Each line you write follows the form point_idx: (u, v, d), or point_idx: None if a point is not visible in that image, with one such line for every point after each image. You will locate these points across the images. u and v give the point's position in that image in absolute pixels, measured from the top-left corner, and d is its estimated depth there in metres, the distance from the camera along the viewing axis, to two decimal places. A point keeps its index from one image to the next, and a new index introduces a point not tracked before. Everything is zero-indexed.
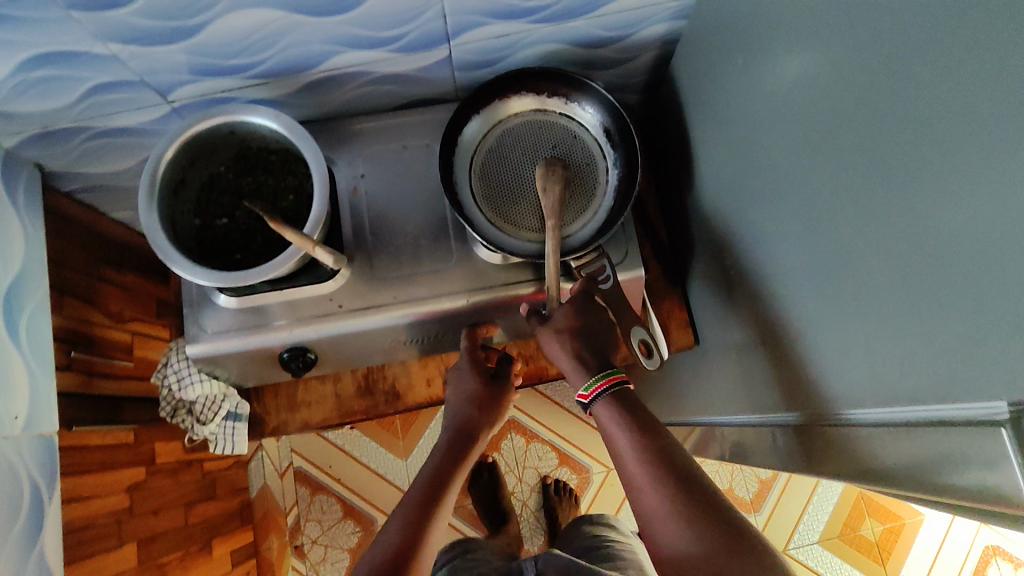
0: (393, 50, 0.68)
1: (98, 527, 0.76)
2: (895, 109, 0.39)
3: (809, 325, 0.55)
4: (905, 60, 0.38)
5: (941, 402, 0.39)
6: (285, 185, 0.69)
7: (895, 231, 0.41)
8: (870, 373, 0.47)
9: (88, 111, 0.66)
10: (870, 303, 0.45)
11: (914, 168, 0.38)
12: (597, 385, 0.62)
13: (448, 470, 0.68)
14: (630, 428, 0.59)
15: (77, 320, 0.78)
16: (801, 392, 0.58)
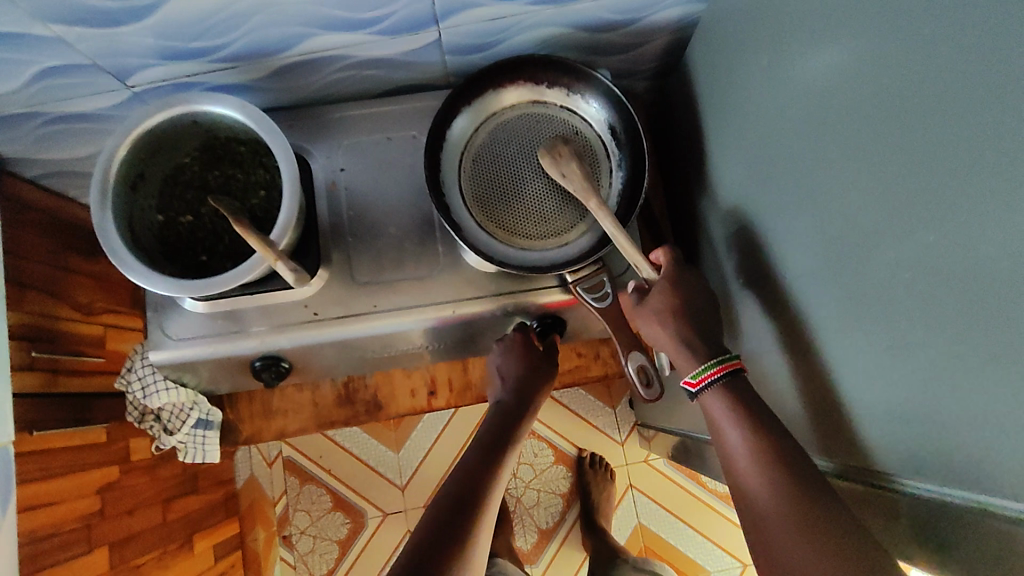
0: (374, 33, 0.61)
1: (65, 534, 0.72)
2: (967, 136, 0.33)
3: (830, 364, 0.49)
4: (983, 77, 0.32)
5: (996, 494, 0.34)
6: (256, 180, 0.64)
7: (950, 278, 0.35)
8: (907, 433, 0.41)
9: (39, 96, 0.59)
10: (911, 353, 0.39)
11: (984, 209, 0.32)
12: (707, 374, 0.55)
13: (495, 453, 0.61)
14: (743, 419, 0.52)
15: (40, 315, 0.74)
16: (818, 430, 0.53)
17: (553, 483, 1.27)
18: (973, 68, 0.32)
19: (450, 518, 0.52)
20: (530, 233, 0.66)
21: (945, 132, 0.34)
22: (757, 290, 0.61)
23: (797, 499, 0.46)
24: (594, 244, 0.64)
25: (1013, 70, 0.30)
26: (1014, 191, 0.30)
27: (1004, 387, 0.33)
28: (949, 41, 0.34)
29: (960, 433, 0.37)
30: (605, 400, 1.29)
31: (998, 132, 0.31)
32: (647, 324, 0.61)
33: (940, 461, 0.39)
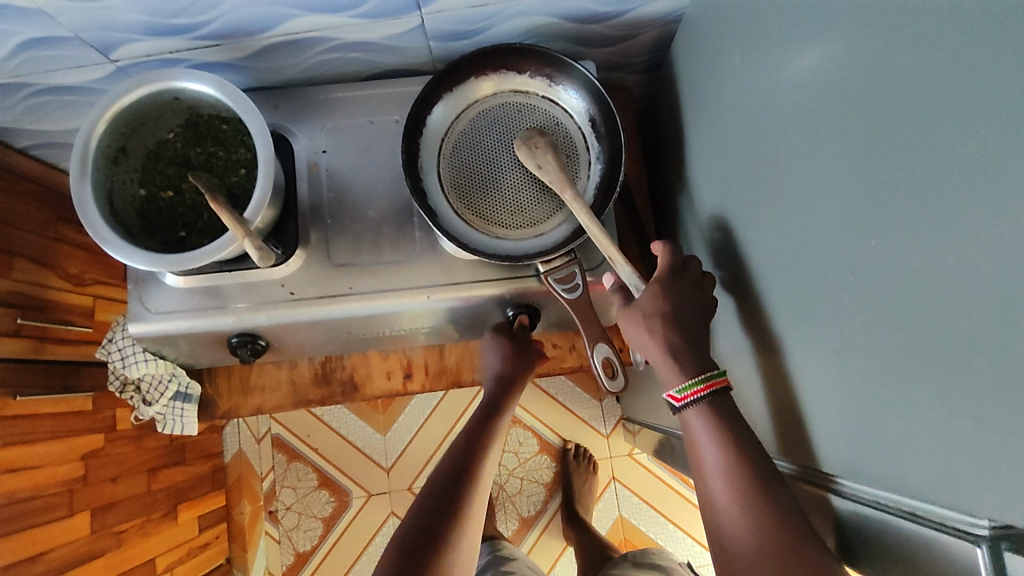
0: (357, 15, 0.61)
1: (45, 498, 0.74)
2: (923, 139, 0.33)
3: (793, 363, 0.49)
4: (939, 77, 0.32)
5: (915, 498, 0.37)
6: (236, 158, 0.65)
7: (903, 279, 0.35)
8: (864, 434, 0.41)
9: (25, 66, 0.60)
10: (865, 353, 0.40)
11: (936, 210, 0.32)
12: (695, 388, 0.54)
13: (476, 449, 0.61)
14: (723, 439, 0.51)
15: (29, 283, 0.75)
16: (784, 428, 0.53)
17: (537, 472, 1.29)
18: (929, 67, 0.32)
19: (426, 528, 0.53)
20: (506, 222, 0.66)
21: (902, 132, 0.34)
22: (732, 287, 0.61)
23: (769, 526, 0.47)
24: (569, 235, 0.64)
25: (965, 70, 0.30)
26: (964, 191, 0.31)
27: (947, 388, 0.33)
28: (908, 40, 0.34)
29: (907, 434, 0.37)
30: (592, 393, 1.31)
31: (950, 133, 0.31)
32: (634, 329, 0.59)
33: (891, 464, 0.39)
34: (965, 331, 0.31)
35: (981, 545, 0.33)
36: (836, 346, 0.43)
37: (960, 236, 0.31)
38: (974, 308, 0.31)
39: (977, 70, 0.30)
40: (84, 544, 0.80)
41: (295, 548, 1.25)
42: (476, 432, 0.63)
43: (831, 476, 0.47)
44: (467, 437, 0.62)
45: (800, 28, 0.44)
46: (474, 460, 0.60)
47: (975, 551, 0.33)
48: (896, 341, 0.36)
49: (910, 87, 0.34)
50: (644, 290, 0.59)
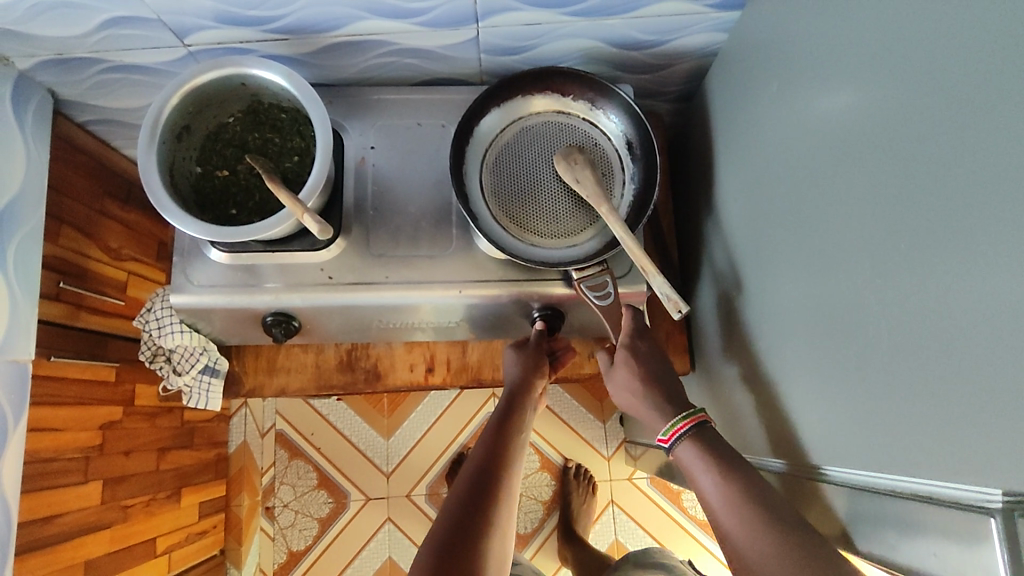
0: (420, 23, 0.66)
1: (64, 461, 0.75)
2: (960, 157, 0.37)
3: (824, 371, 0.52)
4: (984, 98, 0.35)
5: (931, 478, 0.41)
6: (291, 147, 0.68)
7: (941, 284, 0.39)
8: (893, 433, 0.44)
9: (104, 43, 0.65)
10: (898, 353, 0.43)
11: (976, 218, 0.36)
12: (678, 426, 0.59)
13: (501, 454, 0.62)
14: (713, 463, 0.55)
15: (72, 250, 0.78)
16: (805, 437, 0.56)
17: (536, 489, 1.29)
18: (970, 93, 0.36)
19: (457, 532, 0.54)
20: (541, 230, 0.70)
21: (945, 150, 0.38)
22: (759, 303, 0.64)
23: (764, 522, 0.49)
24: (601, 247, 0.67)
25: (1005, 92, 0.34)
26: (1004, 200, 0.34)
27: (983, 380, 0.36)
28: (953, 68, 0.38)
29: (941, 429, 0.39)
30: (596, 413, 1.32)
31: (992, 149, 0.35)
32: (622, 389, 0.66)
33: (916, 460, 0.42)
34: (1004, 327, 0.34)
35: (994, 516, 0.36)
36: (871, 348, 0.46)
37: (1000, 241, 0.34)
38: (1011, 305, 0.34)
39: (1019, 93, 0.33)
40: (94, 513, 0.81)
41: (289, 546, 1.25)
42: (498, 435, 0.64)
43: (847, 469, 0.50)
44: (490, 439, 0.64)
45: (840, 60, 0.49)
46: (499, 466, 0.61)
47: (987, 522, 0.37)
48: (933, 340, 0.39)
49: (951, 111, 0.38)
50: (616, 357, 0.66)
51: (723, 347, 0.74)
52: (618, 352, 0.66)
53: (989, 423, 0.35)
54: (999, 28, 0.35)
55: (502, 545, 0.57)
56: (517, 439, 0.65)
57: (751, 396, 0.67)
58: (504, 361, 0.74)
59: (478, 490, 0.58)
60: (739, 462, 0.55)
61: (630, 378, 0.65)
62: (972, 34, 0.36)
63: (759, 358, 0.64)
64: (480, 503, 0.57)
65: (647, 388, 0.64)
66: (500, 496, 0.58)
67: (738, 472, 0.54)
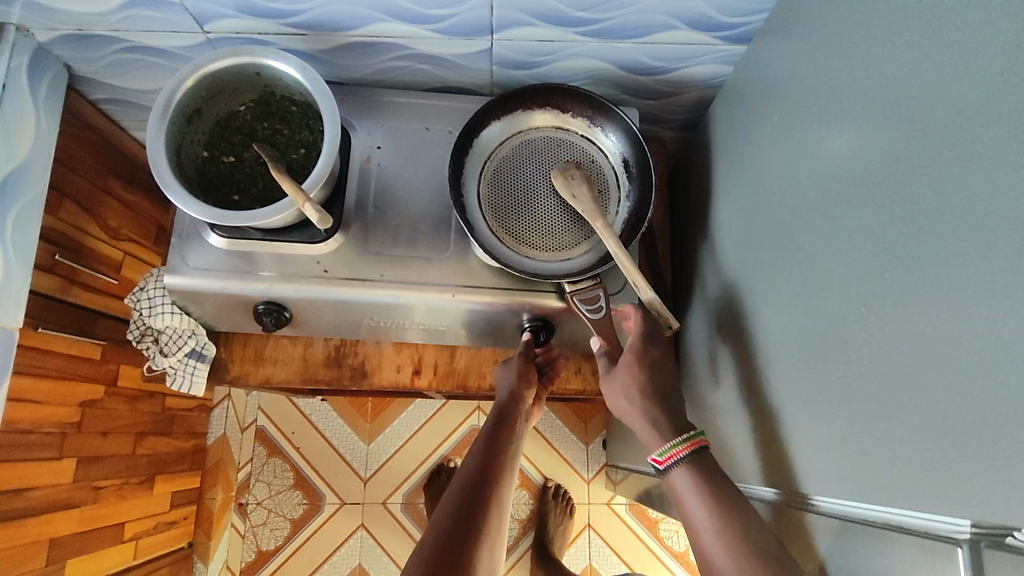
0: (437, 31, 0.68)
1: (40, 435, 0.74)
2: (943, 194, 0.38)
3: (805, 398, 0.53)
4: (969, 136, 0.37)
5: (901, 507, 0.42)
6: (299, 139, 0.70)
7: (922, 315, 0.40)
8: (869, 463, 0.44)
9: (125, 23, 0.66)
10: (883, 379, 0.43)
11: (960, 245, 0.37)
12: (676, 450, 0.57)
13: (492, 466, 0.63)
14: (706, 499, 0.53)
15: (72, 225, 0.79)
16: (784, 461, 0.56)
17: (514, 507, 1.28)
18: (959, 126, 0.38)
19: (450, 540, 0.54)
20: (536, 242, 0.70)
21: (930, 185, 0.40)
22: (747, 328, 0.65)
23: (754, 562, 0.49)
24: (595, 262, 0.68)
25: (993, 126, 0.35)
26: (988, 228, 0.35)
27: (960, 405, 0.36)
28: (943, 103, 0.39)
29: (913, 456, 0.40)
30: (580, 435, 1.32)
31: (977, 180, 0.36)
32: (615, 395, 0.64)
33: (889, 490, 0.42)
34: (976, 358, 0.35)
35: (962, 547, 0.37)
36: (856, 376, 0.46)
37: (981, 269, 0.35)
38: (987, 332, 0.35)
39: (1003, 131, 0.35)
40: (64, 491, 0.79)
41: (258, 545, 1.23)
42: (489, 447, 0.65)
43: (821, 497, 0.51)
44: (483, 450, 0.64)
45: (840, 93, 0.50)
46: (489, 476, 0.61)
47: (955, 552, 0.37)
48: (913, 367, 0.40)
49: (940, 144, 0.39)
50: (622, 360, 0.64)
51: (710, 372, 0.74)
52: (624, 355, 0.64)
53: (963, 446, 0.36)
54: (987, 68, 0.36)
55: (492, 556, 0.56)
56: (506, 456, 0.66)
57: (734, 421, 0.67)
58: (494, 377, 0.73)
59: (470, 503, 0.58)
60: (733, 495, 0.54)
61: (625, 383, 0.63)
62: (963, 76, 0.38)
63: (743, 384, 0.65)
64: (471, 516, 0.56)
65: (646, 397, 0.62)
66: (491, 508, 0.59)
67: (724, 489, 0.54)
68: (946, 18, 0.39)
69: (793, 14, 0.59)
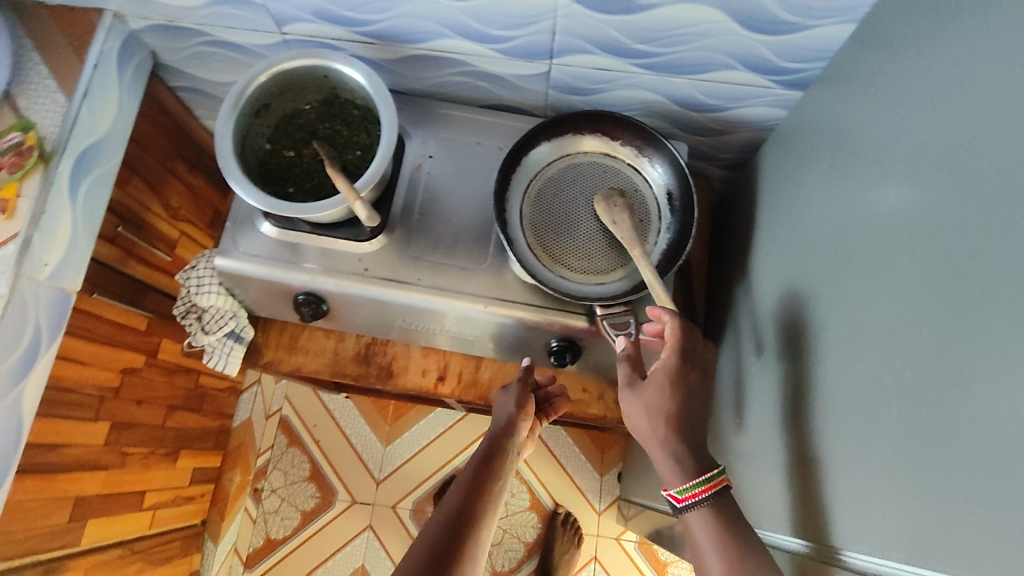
0: (499, 50, 0.71)
1: (81, 395, 0.78)
2: (986, 251, 0.38)
3: (829, 447, 0.52)
4: (1018, 195, 0.37)
5: (918, 567, 0.40)
6: (355, 141, 0.73)
7: (956, 373, 0.39)
8: (891, 520, 0.43)
9: (210, 18, 0.71)
10: (910, 434, 0.42)
11: (1002, 303, 0.36)
12: (698, 491, 0.55)
13: (484, 483, 0.62)
14: (726, 549, 0.52)
15: (137, 201, 0.83)
16: (804, 510, 0.54)
17: (521, 529, 1.28)
18: (1009, 185, 0.38)
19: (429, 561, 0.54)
20: (571, 264, 0.71)
21: (975, 242, 0.39)
22: (776, 372, 0.64)
23: None
24: (628, 290, 0.68)
25: None
26: None
27: (989, 468, 0.35)
28: (994, 161, 0.39)
29: (937, 516, 0.39)
30: (595, 465, 1.31)
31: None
32: (640, 415, 0.60)
33: (909, 550, 0.41)
34: (1010, 420, 0.35)
35: None
36: (881, 428, 0.46)
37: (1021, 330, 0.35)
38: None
39: None
40: (96, 452, 0.82)
41: (268, 532, 1.25)
42: (484, 464, 0.65)
43: (837, 551, 0.49)
44: (477, 466, 0.64)
45: (889, 144, 0.50)
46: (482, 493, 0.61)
47: None
48: (941, 423, 0.40)
49: (988, 200, 0.39)
50: (654, 377, 0.60)
51: (735, 413, 0.73)
52: (657, 373, 0.60)
53: (987, 509, 0.35)
54: None
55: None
56: (500, 469, 0.65)
57: (754, 466, 0.65)
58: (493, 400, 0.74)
59: (456, 522, 0.58)
60: (755, 549, 0.52)
61: (652, 406, 0.59)
62: (1016, 136, 0.38)
63: (766, 427, 0.64)
64: (455, 534, 0.57)
65: (671, 423, 0.58)
66: (478, 527, 0.58)
67: (733, 524, 0.53)
68: (1004, 78, 0.39)
69: (851, 65, 0.59)
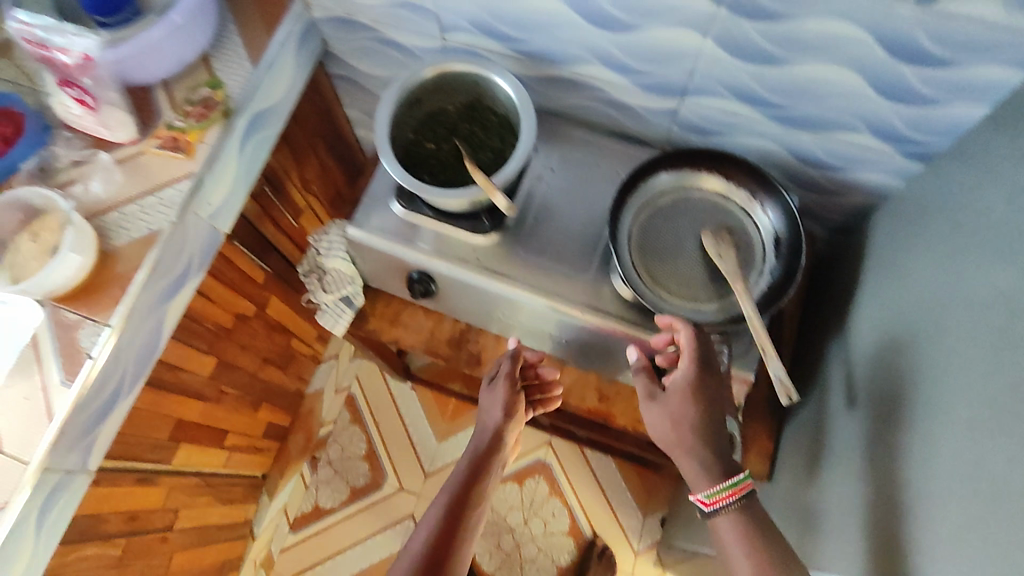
0: (636, 83, 0.76)
1: (204, 327, 0.86)
2: None
3: (923, 502, 0.53)
4: None
5: None
6: (490, 144, 0.79)
7: None
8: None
9: (384, 17, 0.80)
10: (1009, 496, 0.43)
11: None
12: (723, 496, 0.64)
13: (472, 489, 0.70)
14: (754, 550, 0.61)
15: (283, 167, 0.93)
16: (888, 561, 0.55)
17: (554, 551, 1.28)
18: None
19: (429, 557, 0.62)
20: (671, 288, 0.73)
21: None
22: (869, 427, 0.65)
23: None
24: (723, 321, 0.71)
25: None
26: None
27: None
28: None
29: None
30: (640, 504, 1.31)
31: None
32: (664, 420, 0.68)
33: None
34: None
35: None
36: (979, 486, 0.46)
37: None
38: None
39: None
40: (201, 383, 0.90)
41: (317, 501, 1.31)
42: (472, 468, 0.73)
43: None
44: (466, 472, 0.72)
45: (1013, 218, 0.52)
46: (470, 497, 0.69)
47: None
48: None
49: None
50: (673, 389, 0.68)
51: (818, 464, 0.74)
52: (674, 388, 0.68)
53: None
54: None
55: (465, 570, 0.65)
56: (487, 475, 0.73)
57: (840, 517, 0.66)
58: (481, 400, 0.79)
59: (450, 524, 0.66)
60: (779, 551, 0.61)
61: (672, 415, 0.67)
62: None
63: (857, 482, 0.65)
64: (450, 537, 0.64)
65: (693, 432, 0.66)
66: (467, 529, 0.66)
67: (759, 528, 0.63)
68: None
69: (981, 142, 0.61)
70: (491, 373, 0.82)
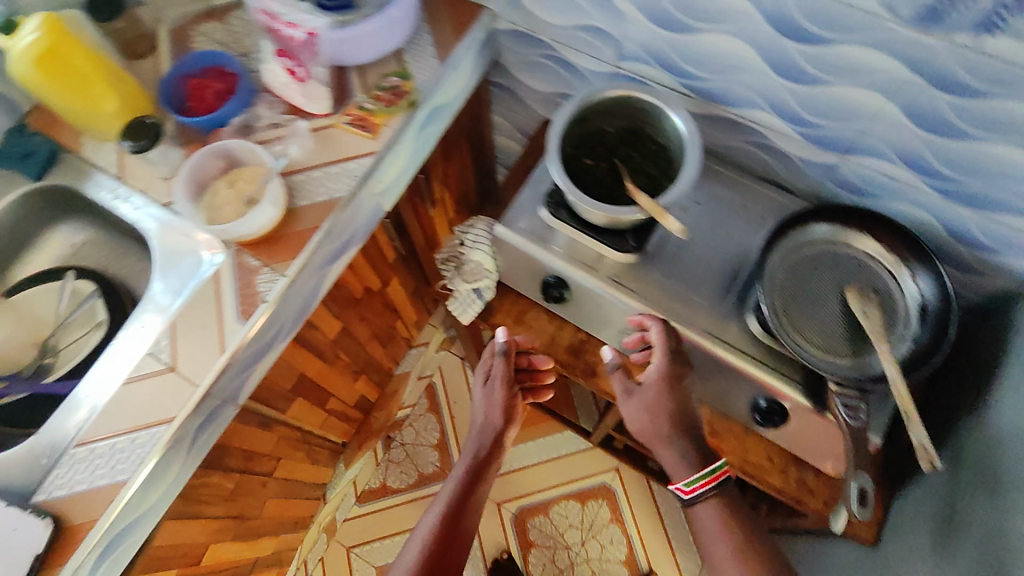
0: (802, 134, 0.78)
1: (341, 292, 0.92)
2: None
3: None
4: None
5: None
6: (646, 169, 0.82)
7: None
8: None
9: (566, 37, 0.85)
10: None
11: None
12: (701, 483, 0.72)
13: (469, 486, 0.77)
14: (731, 533, 0.70)
15: (435, 158, 0.99)
16: None
17: None
18: None
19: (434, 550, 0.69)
20: (811, 337, 0.73)
21: None
22: (1000, 513, 0.64)
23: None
24: (861, 378, 0.70)
25: None
26: None
27: None
28: None
29: None
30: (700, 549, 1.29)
31: None
32: (639, 411, 0.77)
33: None
34: None
35: None
36: None
37: None
38: None
39: None
40: (326, 344, 0.96)
41: (384, 479, 1.36)
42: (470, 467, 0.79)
43: None
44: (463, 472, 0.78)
45: None
46: (469, 493, 0.76)
47: None
48: None
49: None
50: (650, 383, 0.76)
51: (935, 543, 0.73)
52: (650, 383, 0.76)
53: None
54: None
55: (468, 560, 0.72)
56: (486, 476, 0.79)
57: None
58: (481, 399, 0.86)
59: (453, 521, 0.72)
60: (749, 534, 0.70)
61: (649, 406, 0.76)
62: None
63: (979, 566, 0.64)
64: (454, 534, 0.71)
65: (670, 422, 0.75)
66: (467, 524, 0.73)
67: (735, 512, 0.72)
68: None
69: None
70: (485, 373, 0.88)
